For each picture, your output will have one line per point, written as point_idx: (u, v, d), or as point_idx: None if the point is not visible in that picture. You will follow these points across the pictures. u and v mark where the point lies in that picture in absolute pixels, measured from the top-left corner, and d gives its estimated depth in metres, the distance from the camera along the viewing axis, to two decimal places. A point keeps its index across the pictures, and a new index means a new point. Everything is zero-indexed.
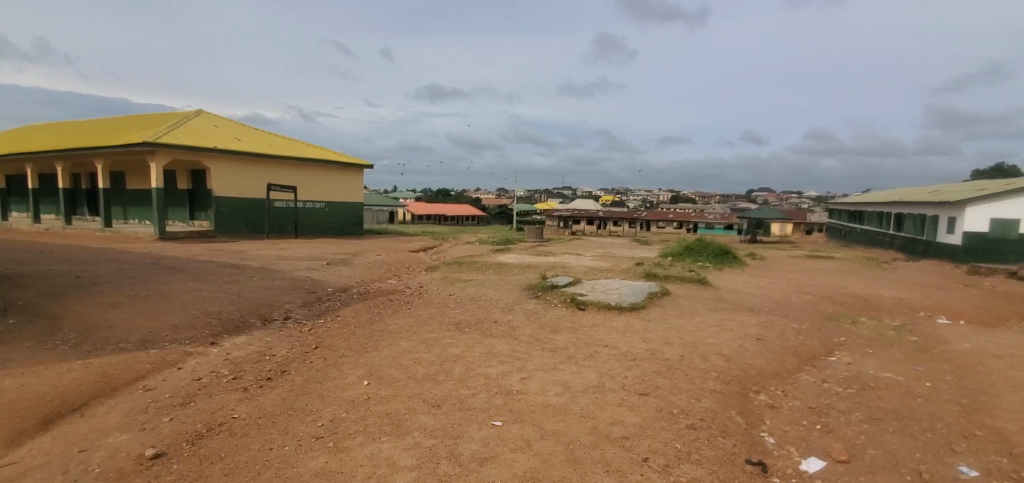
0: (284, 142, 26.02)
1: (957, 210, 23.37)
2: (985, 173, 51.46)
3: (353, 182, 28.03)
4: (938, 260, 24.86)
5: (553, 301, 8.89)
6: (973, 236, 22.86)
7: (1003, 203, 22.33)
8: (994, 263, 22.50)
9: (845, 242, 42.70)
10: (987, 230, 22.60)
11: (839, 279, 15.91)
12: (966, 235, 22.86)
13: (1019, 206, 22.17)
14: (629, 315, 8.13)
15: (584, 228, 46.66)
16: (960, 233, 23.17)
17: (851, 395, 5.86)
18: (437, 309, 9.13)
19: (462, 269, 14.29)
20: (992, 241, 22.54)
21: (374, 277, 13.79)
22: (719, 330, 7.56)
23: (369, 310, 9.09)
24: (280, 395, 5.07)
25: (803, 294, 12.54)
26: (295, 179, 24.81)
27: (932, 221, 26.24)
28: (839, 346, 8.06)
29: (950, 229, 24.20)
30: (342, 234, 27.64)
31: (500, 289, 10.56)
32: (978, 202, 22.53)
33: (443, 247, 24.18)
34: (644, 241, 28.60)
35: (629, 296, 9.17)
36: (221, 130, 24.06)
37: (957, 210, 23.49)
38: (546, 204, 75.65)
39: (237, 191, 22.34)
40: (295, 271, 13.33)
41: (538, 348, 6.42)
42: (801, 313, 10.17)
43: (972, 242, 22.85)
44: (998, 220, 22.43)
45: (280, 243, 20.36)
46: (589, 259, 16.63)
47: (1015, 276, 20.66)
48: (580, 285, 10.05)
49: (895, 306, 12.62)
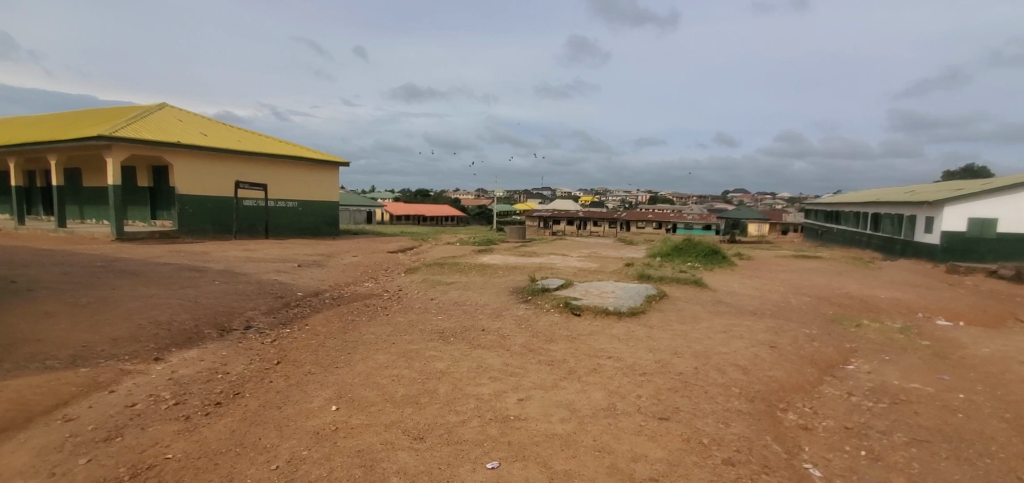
0: (254, 138, 24.77)
1: (935, 209, 23.35)
2: (955, 174, 52.87)
3: (328, 180, 26.93)
4: (916, 260, 24.96)
5: (545, 306, 8.13)
6: (951, 236, 22.87)
7: (980, 203, 22.43)
8: (973, 262, 22.59)
9: (822, 243, 43.00)
10: (965, 229, 22.67)
11: (831, 279, 15.54)
12: (945, 235, 22.83)
13: (996, 206, 22.35)
14: (629, 321, 7.42)
15: (565, 228, 46.09)
16: (938, 233, 23.16)
17: (884, 411, 5.26)
18: (418, 315, 8.29)
19: (443, 271, 13.45)
20: (970, 241, 22.62)
21: (349, 280, 12.86)
22: (728, 336, 6.90)
23: (342, 317, 8.19)
24: (229, 426, 4.20)
25: (800, 295, 12.09)
26: (266, 176, 23.60)
27: (909, 221, 26.37)
28: (853, 351, 7.52)
29: (927, 228, 24.27)
30: (317, 233, 26.52)
31: (485, 292, 9.77)
32: (956, 202, 22.54)
33: (422, 248, 23.25)
34: (627, 241, 28.15)
35: (628, 299, 8.47)
36: (186, 124, 22.71)
37: (934, 209, 23.49)
38: (525, 205, 74.96)
39: (202, 189, 21.06)
40: (262, 274, 12.30)
41: (533, 361, 5.65)
42: (805, 317, 9.61)
43: (950, 241, 22.84)
44: (976, 219, 22.53)
45: (249, 244, 19.19)
46: (575, 260, 15.95)
47: (994, 275, 20.74)
48: (573, 288, 9.33)
49: (892, 308, 12.22)
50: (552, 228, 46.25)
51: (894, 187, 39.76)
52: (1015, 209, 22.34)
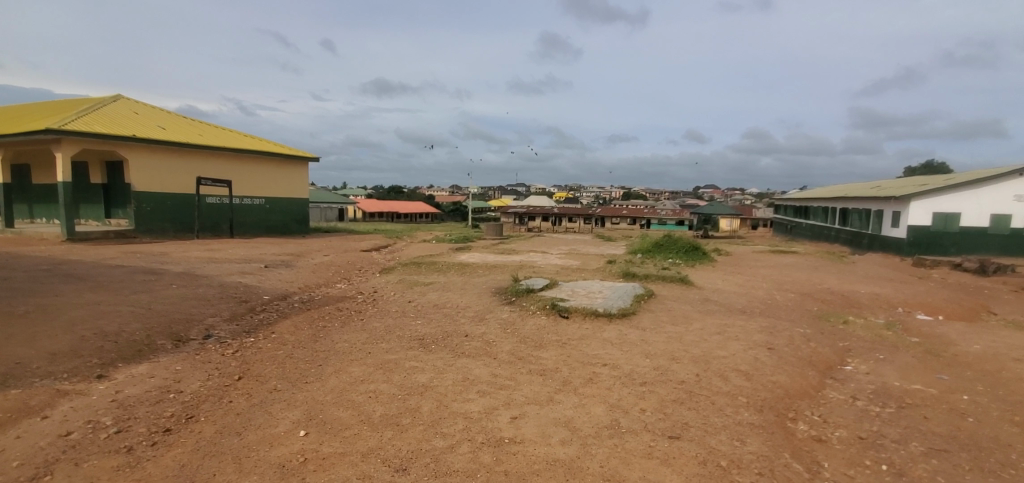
0: (217, 132, 23.61)
1: (902, 204, 23.79)
2: (916, 170, 54.73)
3: (297, 176, 25.92)
4: (884, 253, 25.44)
5: (531, 309, 7.70)
6: (917, 230, 23.32)
7: (945, 197, 22.94)
8: (937, 255, 23.10)
9: (792, 238, 43.83)
10: (930, 223, 23.18)
11: (809, 274, 15.57)
12: (911, 229, 23.27)
13: (959, 201, 22.91)
14: (620, 324, 7.05)
15: (540, 225, 45.79)
16: (905, 227, 23.60)
17: (893, 417, 5.02)
18: (395, 320, 7.76)
19: (420, 270, 12.89)
20: (935, 235, 23.12)
21: (320, 281, 12.19)
22: (724, 338, 6.59)
23: (312, 323, 7.59)
24: (180, 459, 3.62)
25: (784, 291, 11.97)
26: (230, 172, 22.50)
27: (877, 216, 26.89)
28: (847, 351, 7.33)
29: (894, 223, 24.75)
30: (286, 232, 25.55)
31: (466, 293, 9.29)
32: (922, 196, 23.00)
33: (396, 246, 22.56)
34: (604, 237, 27.95)
35: (617, 300, 8.10)
36: (143, 118, 21.44)
37: (901, 204, 23.94)
38: (500, 201, 74.41)
39: (161, 186, 19.91)
40: (225, 276, 11.51)
41: (524, 371, 5.21)
42: (794, 314, 9.44)
43: (917, 235, 23.29)
44: (940, 213, 23.05)
45: (212, 244, 18.23)
46: (556, 257, 15.57)
47: (959, 267, 21.23)
48: (558, 288, 8.93)
49: (873, 303, 12.23)
50: (528, 224, 45.88)
51: (860, 183, 40.73)
52: (977, 203, 22.94)
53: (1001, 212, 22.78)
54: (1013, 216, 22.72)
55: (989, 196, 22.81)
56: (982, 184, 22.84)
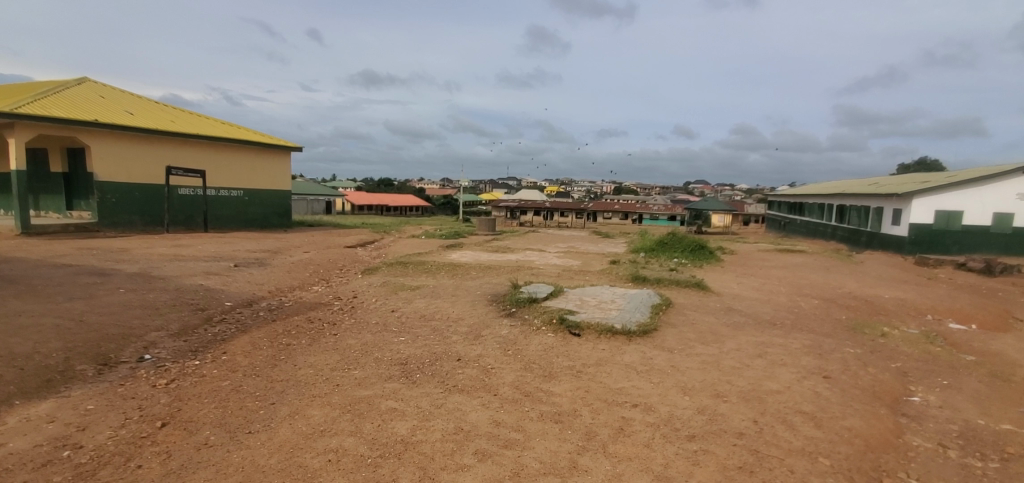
0: (191, 119, 22.14)
1: (903, 202, 22.87)
2: (911, 168, 54.36)
3: (278, 166, 24.48)
4: (882, 252, 24.53)
5: (535, 325, 6.52)
6: (918, 228, 22.42)
7: (947, 195, 22.04)
8: (940, 254, 22.22)
9: (786, 234, 43.09)
10: (931, 222, 22.28)
11: (823, 275, 14.58)
12: (913, 227, 22.36)
13: (963, 199, 21.99)
14: (643, 345, 5.90)
15: (532, 220, 44.67)
16: (906, 225, 22.68)
17: (1003, 477, 3.96)
18: (374, 336, 6.55)
19: (406, 271, 11.67)
20: (937, 233, 22.24)
21: (294, 283, 10.93)
22: (771, 365, 5.48)
23: (273, 339, 6.38)
24: None
25: (806, 297, 10.92)
26: (204, 161, 21.02)
27: (875, 213, 26.00)
28: (905, 374, 6.27)
29: (894, 221, 23.82)
30: (266, 225, 24.13)
31: (457, 301, 8.10)
32: (925, 194, 22.08)
33: (382, 242, 21.25)
34: (602, 234, 26.89)
35: (634, 313, 6.94)
36: (108, 102, 19.93)
37: (902, 202, 23.01)
38: (491, 195, 73.09)
39: (127, 176, 18.44)
40: (185, 278, 10.21)
41: (534, 416, 4.05)
42: (827, 327, 8.37)
43: (918, 233, 22.39)
44: (942, 212, 22.15)
45: (181, 239, 16.88)
46: (555, 257, 14.41)
47: (964, 266, 20.36)
48: (565, 296, 7.76)
49: (899, 310, 11.23)
50: (520, 219, 44.64)
51: (856, 179, 40.04)
52: (978, 202, 22.11)
53: (1003, 211, 21.95)
54: (1016, 215, 21.90)
55: (991, 195, 21.98)
56: (984, 182, 22.00)
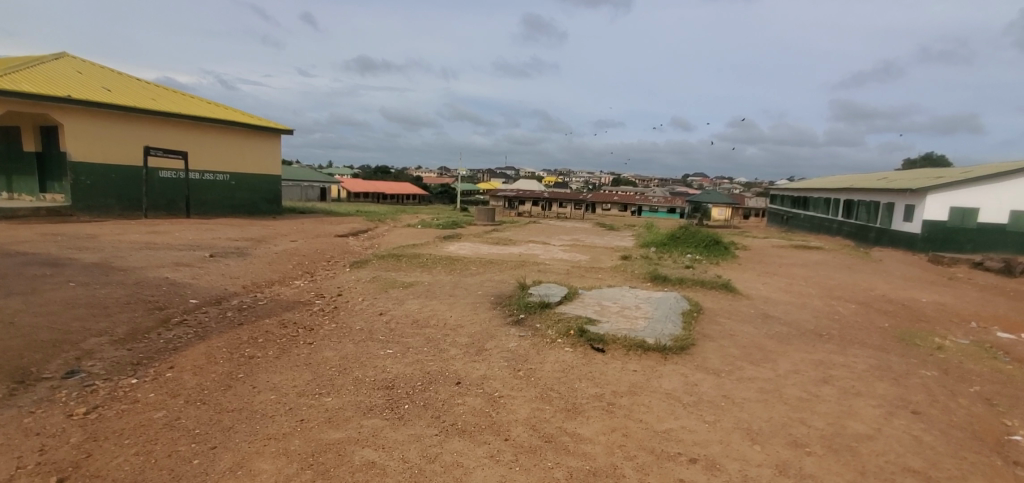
0: (175, 98, 20.89)
1: (917, 197, 21.74)
2: (916, 162, 53.50)
3: (267, 149, 23.26)
4: (893, 249, 23.45)
5: (549, 337, 5.44)
6: (932, 225, 21.31)
7: (963, 190, 20.88)
8: (952, 252, 21.10)
9: (789, 228, 42.16)
10: (946, 219, 21.15)
11: (848, 275, 13.54)
12: (927, 224, 21.26)
13: (980, 195, 20.82)
14: (683, 365, 4.83)
15: (531, 210, 43.60)
16: (919, 222, 21.58)
17: None
18: (355, 347, 5.46)
19: (399, 265, 10.63)
20: (951, 230, 21.13)
21: (273, 277, 9.85)
22: (843, 397, 4.45)
23: (234, 350, 5.28)
24: None
25: (841, 301, 9.92)
26: (187, 143, 19.79)
27: (886, 208, 24.89)
28: (991, 401, 5.23)
29: (906, 217, 22.72)
30: (254, 212, 22.94)
31: (455, 303, 7.02)
32: (939, 189, 20.93)
33: (376, 232, 20.11)
34: (606, 226, 25.83)
35: (665, 322, 5.86)
36: (85, 78, 18.68)
37: (916, 197, 21.89)
38: (489, 184, 71.93)
39: (102, 156, 17.23)
40: (149, 269, 9.10)
41: (561, 478, 2.99)
42: (877, 338, 7.36)
43: (932, 230, 21.28)
44: (958, 208, 21.00)
45: (160, 225, 15.74)
46: (560, 251, 13.36)
47: (980, 266, 19.30)
48: (582, 300, 6.70)
49: (940, 317, 10.19)
50: (518, 209, 43.47)
51: (864, 174, 38.98)
52: (996, 198, 20.91)
53: (1020, 209, 20.70)
54: None
55: (1009, 191, 20.72)
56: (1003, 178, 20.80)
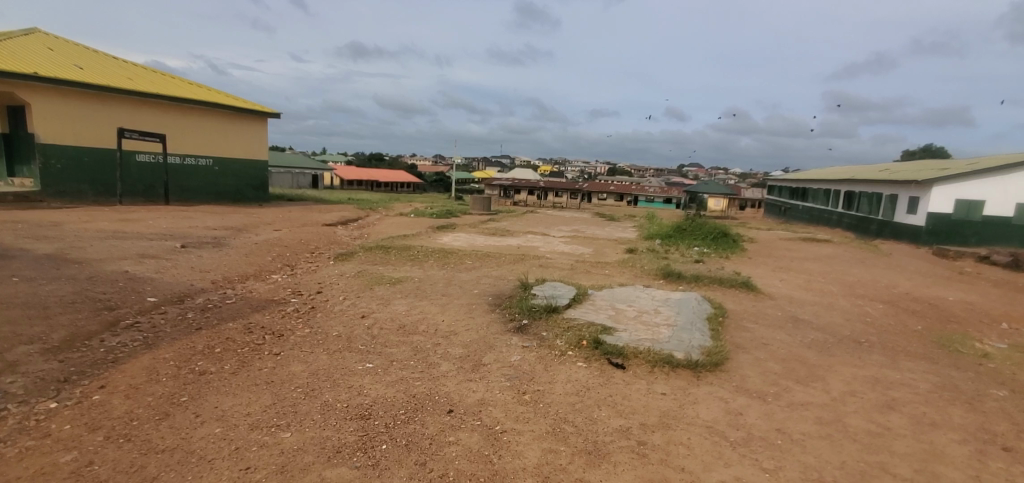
0: (153, 78, 19.77)
1: (920, 189, 20.90)
2: (915, 153, 52.88)
3: (252, 133, 22.20)
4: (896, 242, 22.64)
5: (557, 349, 4.62)
6: (937, 217, 20.49)
7: (970, 182, 20.01)
8: (957, 245, 20.27)
9: (786, 219, 41.47)
10: (951, 211, 20.30)
11: (865, 271, 12.80)
12: (931, 217, 20.47)
13: (988, 187, 19.90)
14: (721, 387, 4.03)
15: (526, 198, 42.68)
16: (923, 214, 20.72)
17: None
18: (329, 359, 4.62)
19: (387, 258, 9.78)
20: (955, 223, 20.26)
21: (249, 270, 8.97)
22: (917, 431, 3.67)
23: (184, 363, 4.41)
24: None
25: (867, 301, 9.16)
26: (166, 125, 18.71)
27: (888, 200, 24.00)
28: None
29: (910, 209, 21.88)
30: (239, 199, 21.94)
31: (448, 304, 6.18)
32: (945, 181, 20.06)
33: (366, 221, 19.20)
34: (606, 216, 25.05)
35: (691, 331, 5.05)
36: (56, 54, 17.54)
37: (920, 189, 21.05)
38: (486, 173, 70.82)
39: (73, 138, 16.18)
40: (109, 262, 8.19)
41: None
42: (919, 345, 6.59)
43: (936, 223, 20.47)
44: (964, 201, 20.13)
45: (134, 212, 14.76)
46: (562, 243, 12.55)
47: (987, 260, 18.26)
48: (592, 303, 5.87)
49: (970, 318, 9.44)
50: (514, 198, 42.56)
51: (865, 165, 38.23)
52: (1003, 191, 20.01)
53: None
54: None
55: (1016, 184, 19.83)
56: (1011, 170, 19.90)
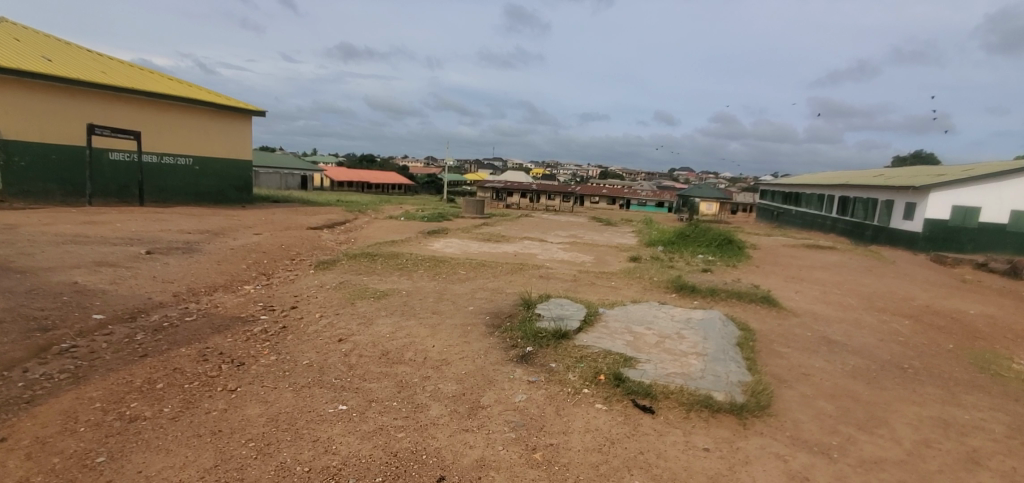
0: (129, 72, 18.76)
1: (917, 195, 20.27)
2: (907, 158, 52.87)
3: (235, 132, 21.23)
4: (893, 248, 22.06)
5: (570, 386, 3.85)
6: (934, 223, 19.84)
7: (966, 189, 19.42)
8: (952, 252, 19.66)
9: (778, 224, 41.07)
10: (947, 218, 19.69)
11: (878, 281, 12.15)
12: (927, 223, 19.80)
13: (982, 193, 19.31)
14: (777, 440, 3.28)
15: (518, 201, 41.97)
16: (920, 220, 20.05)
17: None
18: (295, 399, 3.80)
19: (373, 267, 8.99)
20: (952, 230, 19.66)
21: (219, 280, 8.11)
22: None
23: (111, 408, 3.55)
24: None
25: (890, 315, 8.49)
26: (142, 122, 17.71)
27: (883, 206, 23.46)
28: None
29: (907, 215, 21.27)
30: (221, 200, 20.96)
31: (439, 325, 5.40)
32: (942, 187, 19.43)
33: (353, 224, 18.33)
34: (603, 220, 24.37)
35: (726, 362, 4.31)
36: (22, 45, 16.49)
37: (916, 195, 20.41)
38: (478, 175, 70.05)
39: (39, 134, 15.20)
40: (58, 271, 7.30)
41: None
42: (966, 371, 5.89)
43: (933, 229, 19.81)
44: (959, 207, 19.55)
45: (103, 214, 13.83)
46: (560, 250, 11.82)
47: (985, 267, 17.71)
48: (606, 325, 5.12)
49: (995, 333, 8.80)
50: (506, 201, 41.87)
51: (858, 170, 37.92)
52: (998, 197, 19.42)
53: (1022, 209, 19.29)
54: None
55: (1011, 190, 19.30)
56: (1005, 176, 19.31)
